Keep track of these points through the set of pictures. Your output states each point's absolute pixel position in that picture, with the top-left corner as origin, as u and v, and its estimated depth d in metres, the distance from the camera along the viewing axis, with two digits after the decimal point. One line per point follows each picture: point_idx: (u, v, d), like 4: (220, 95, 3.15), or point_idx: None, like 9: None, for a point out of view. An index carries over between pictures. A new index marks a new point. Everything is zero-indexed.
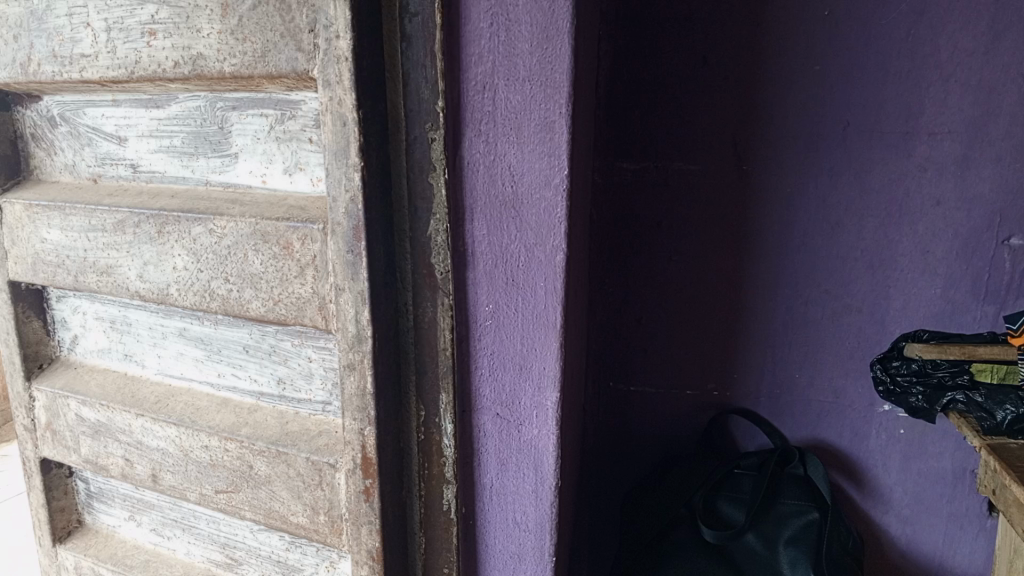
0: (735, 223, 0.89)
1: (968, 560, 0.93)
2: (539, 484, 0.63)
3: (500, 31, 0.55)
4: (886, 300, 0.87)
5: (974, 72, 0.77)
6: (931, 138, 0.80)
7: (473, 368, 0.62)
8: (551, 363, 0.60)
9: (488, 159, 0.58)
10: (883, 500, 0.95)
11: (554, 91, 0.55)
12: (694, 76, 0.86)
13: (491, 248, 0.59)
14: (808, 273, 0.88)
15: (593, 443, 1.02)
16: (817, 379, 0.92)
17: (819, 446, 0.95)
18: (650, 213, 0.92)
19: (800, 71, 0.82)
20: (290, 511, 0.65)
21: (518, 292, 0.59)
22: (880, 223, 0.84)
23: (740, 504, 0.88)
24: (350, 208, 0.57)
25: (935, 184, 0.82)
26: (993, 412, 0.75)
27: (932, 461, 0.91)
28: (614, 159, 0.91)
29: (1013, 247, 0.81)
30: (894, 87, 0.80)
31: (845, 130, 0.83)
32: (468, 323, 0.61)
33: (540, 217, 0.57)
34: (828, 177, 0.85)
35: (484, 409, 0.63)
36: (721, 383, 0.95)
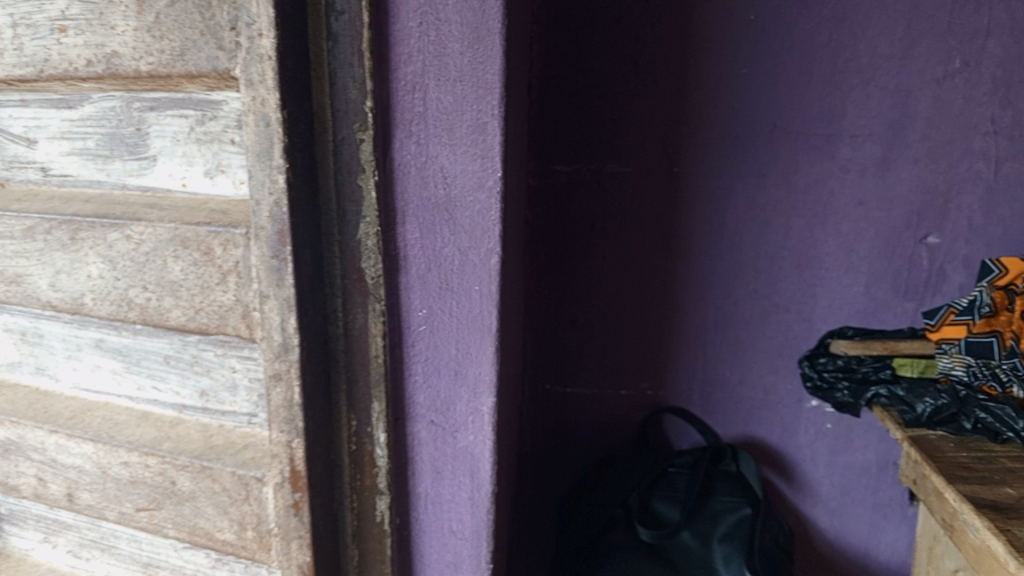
0: (666, 226, 0.95)
1: (891, 546, 1.03)
2: (476, 492, 0.65)
3: (430, 31, 0.55)
4: (813, 297, 0.95)
5: (890, 76, 0.87)
6: (853, 139, 0.89)
7: (406, 376, 0.64)
8: (485, 369, 0.62)
9: (420, 160, 0.58)
10: (813, 493, 1.03)
11: (486, 92, 0.55)
12: (627, 79, 0.91)
13: (424, 252, 0.60)
14: (736, 270, 0.95)
15: (530, 445, 1.06)
16: (748, 376, 0.99)
17: (751, 442, 1.02)
18: (585, 215, 0.96)
19: (727, 75, 0.89)
20: (215, 528, 0.69)
21: (452, 297, 0.61)
22: (806, 223, 0.93)
23: (674, 501, 0.94)
24: (275, 211, 0.57)
25: (857, 184, 0.91)
26: (915, 406, 0.82)
27: (856, 454, 1.00)
28: (549, 160, 0.95)
29: (930, 245, 0.92)
30: (818, 90, 0.88)
31: (771, 132, 0.90)
32: (402, 329, 0.62)
33: (474, 220, 0.58)
34: (755, 178, 0.92)
35: (419, 417, 0.65)
36: (654, 382, 1.01)
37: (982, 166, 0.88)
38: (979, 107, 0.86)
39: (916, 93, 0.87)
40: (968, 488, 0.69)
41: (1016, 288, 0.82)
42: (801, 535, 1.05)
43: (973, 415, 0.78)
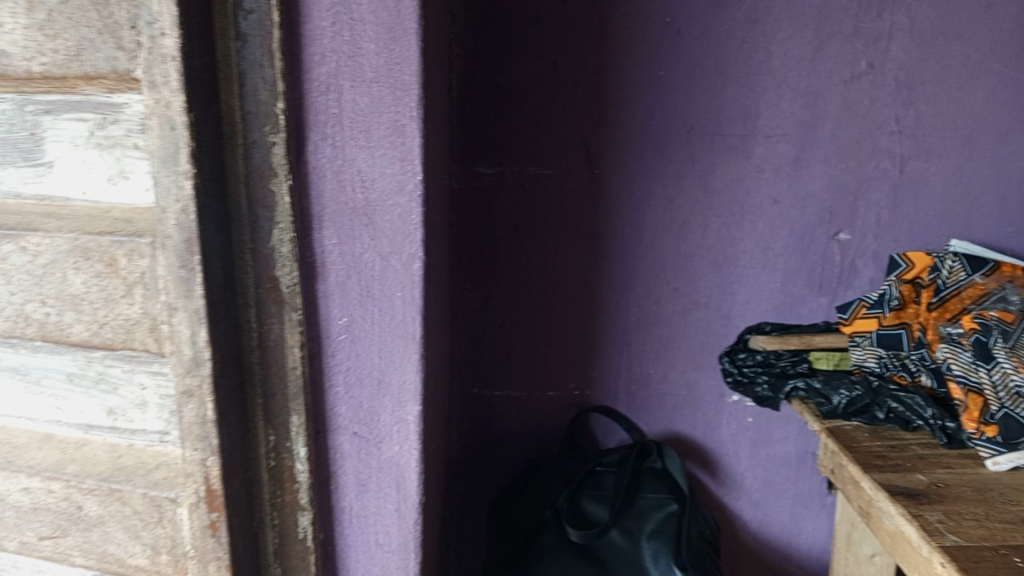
0: (589, 227, 0.95)
1: (811, 533, 1.07)
2: (402, 502, 0.64)
3: (343, 31, 0.54)
4: (732, 294, 0.97)
5: (801, 78, 0.90)
6: (767, 140, 0.92)
7: (327, 387, 0.62)
8: (410, 377, 0.60)
9: (336, 164, 0.56)
10: (736, 487, 1.05)
11: (403, 93, 0.54)
12: (546, 81, 0.91)
13: (343, 258, 0.58)
14: (658, 270, 0.96)
15: (458, 451, 1.04)
16: (671, 374, 1.01)
17: (675, 438, 1.04)
18: (508, 218, 0.95)
19: (645, 77, 0.90)
20: (126, 554, 0.65)
21: (374, 304, 0.59)
22: (723, 222, 0.95)
23: (603, 500, 0.94)
24: (182, 219, 0.54)
25: (771, 184, 0.93)
26: (831, 398, 0.84)
27: (777, 446, 1.03)
28: (470, 163, 0.94)
29: (841, 241, 0.95)
30: (733, 92, 0.90)
31: (689, 133, 0.92)
32: (320, 339, 0.60)
33: (395, 224, 0.57)
34: (674, 179, 0.93)
35: (341, 429, 0.63)
36: (581, 382, 1.01)
37: (888, 164, 0.93)
38: (884, 107, 0.91)
39: (825, 94, 0.90)
40: (883, 476, 0.71)
41: (921, 281, 0.87)
42: (727, 529, 1.07)
43: (885, 405, 0.81)
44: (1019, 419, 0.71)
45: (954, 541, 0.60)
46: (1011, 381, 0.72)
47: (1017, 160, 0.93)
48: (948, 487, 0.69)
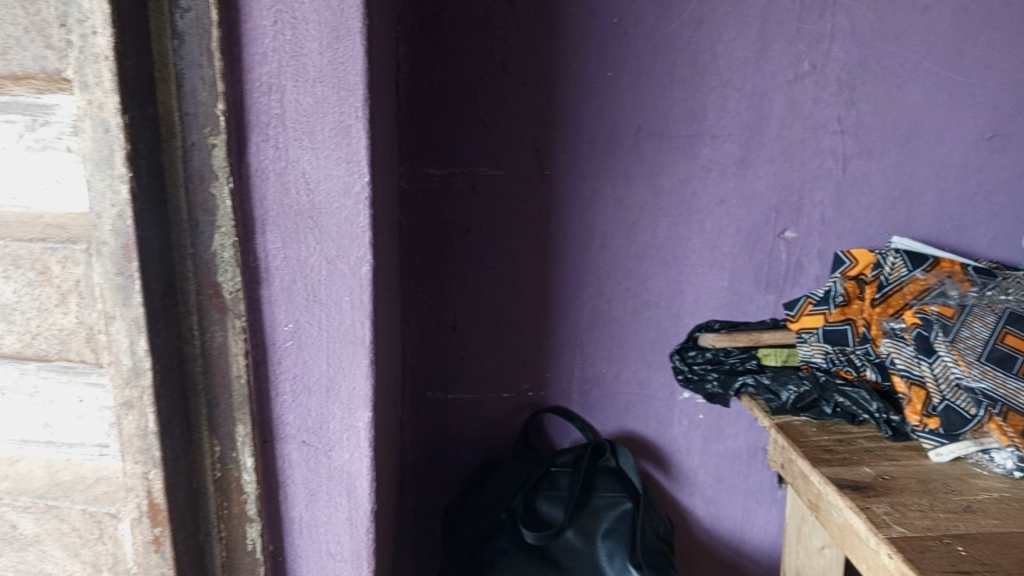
0: (540, 228, 0.95)
1: (762, 527, 1.08)
2: (354, 511, 0.63)
3: (285, 30, 0.52)
4: (681, 293, 0.98)
5: (746, 79, 0.91)
6: (713, 140, 0.93)
7: (273, 396, 0.60)
8: (359, 383, 0.59)
9: (279, 165, 0.55)
10: (689, 483, 1.06)
11: (348, 93, 0.53)
12: (495, 82, 0.90)
13: (288, 263, 0.57)
14: (610, 270, 0.97)
15: (411, 455, 1.03)
16: (624, 373, 1.01)
17: (629, 437, 1.04)
18: (459, 220, 0.94)
19: (594, 77, 0.90)
20: (64, 573, 0.63)
21: (320, 309, 0.58)
22: (672, 222, 0.95)
23: (558, 500, 0.93)
24: (119, 224, 0.52)
25: (718, 184, 0.94)
26: (779, 394, 0.85)
27: (728, 442, 1.04)
28: (420, 164, 0.92)
29: (787, 239, 0.97)
30: (680, 92, 0.91)
31: (637, 134, 0.92)
32: (265, 346, 0.59)
33: (342, 227, 0.56)
34: (624, 179, 0.93)
35: (288, 438, 0.61)
36: (535, 383, 1.01)
37: (832, 164, 0.95)
38: (827, 107, 0.93)
39: (770, 94, 0.92)
40: (831, 470, 0.72)
41: (865, 278, 0.89)
42: (680, 526, 1.08)
43: (831, 399, 0.82)
44: (960, 411, 0.72)
45: (900, 532, 0.61)
46: (951, 374, 0.73)
47: (954, 159, 0.96)
48: (893, 479, 0.70)
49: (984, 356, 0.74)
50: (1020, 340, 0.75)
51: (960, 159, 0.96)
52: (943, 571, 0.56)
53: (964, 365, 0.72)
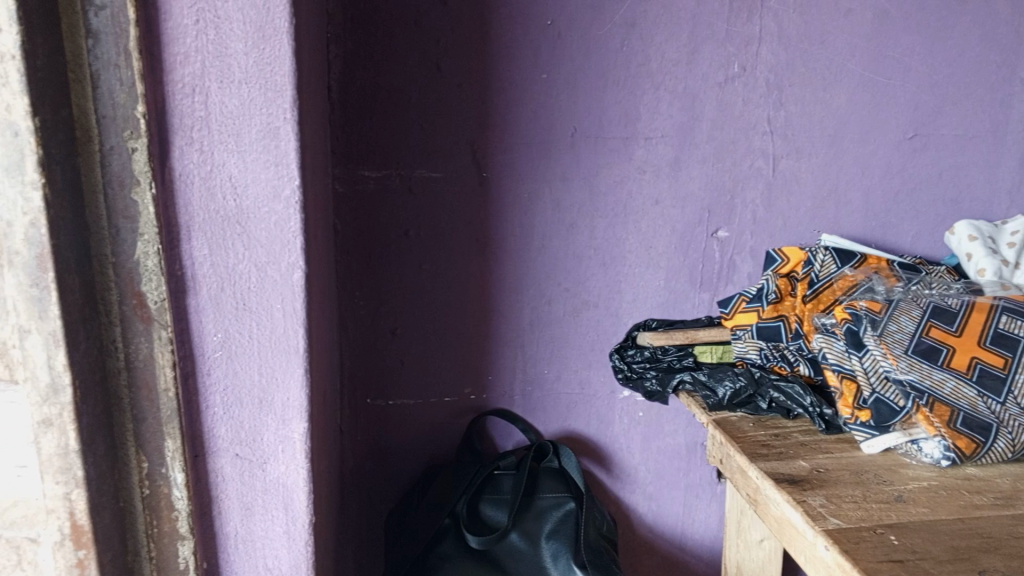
0: (479, 230, 0.94)
1: (704, 521, 1.10)
2: (291, 524, 0.61)
3: (208, 29, 0.51)
4: (619, 293, 0.99)
5: (678, 81, 0.92)
6: (647, 141, 0.94)
7: (202, 408, 0.58)
8: (293, 394, 0.58)
9: (204, 169, 0.53)
10: (631, 481, 1.07)
11: (275, 95, 0.52)
12: (429, 83, 0.88)
13: (216, 271, 0.55)
14: (549, 272, 0.96)
15: (352, 464, 0.99)
16: (565, 373, 1.01)
17: (571, 437, 1.04)
18: (396, 223, 0.92)
19: (529, 79, 0.90)
20: None
21: (251, 318, 0.56)
22: (609, 223, 0.96)
23: (501, 503, 0.92)
24: (32, 233, 0.50)
25: (653, 184, 0.95)
26: (716, 390, 0.86)
27: (668, 439, 1.06)
28: (353, 166, 0.89)
29: (720, 238, 0.99)
30: (614, 94, 0.92)
31: (572, 136, 0.92)
32: (194, 357, 0.57)
33: (271, 232, 0.55)
34: (561, 181, 0.93)
35: (221, 451, 0.59)
36: (477, 387, 0.99)
37: (762, 164, 0.97)
38: (757, 108, 0.94)
39: (701, 96, 0.93)
40: (769, 464, 0.73)
41: (797, 275, 0.91)
42: (624, 525, 1.08)
43: (767, 395, 0.84)
44: (889, 403, 0.73)
45: (836, 524, 0.62)
46: (880, 367, 0.76)
47: (878, 158, 0.99)
48: (828, 471, 0.72)
49: (910, 349, 0.76)
50: (943, 333, 0.78)
51: (884, 158, 0.99)
52: (879, 560, 0.57)
53: (892, 358, 0.75)
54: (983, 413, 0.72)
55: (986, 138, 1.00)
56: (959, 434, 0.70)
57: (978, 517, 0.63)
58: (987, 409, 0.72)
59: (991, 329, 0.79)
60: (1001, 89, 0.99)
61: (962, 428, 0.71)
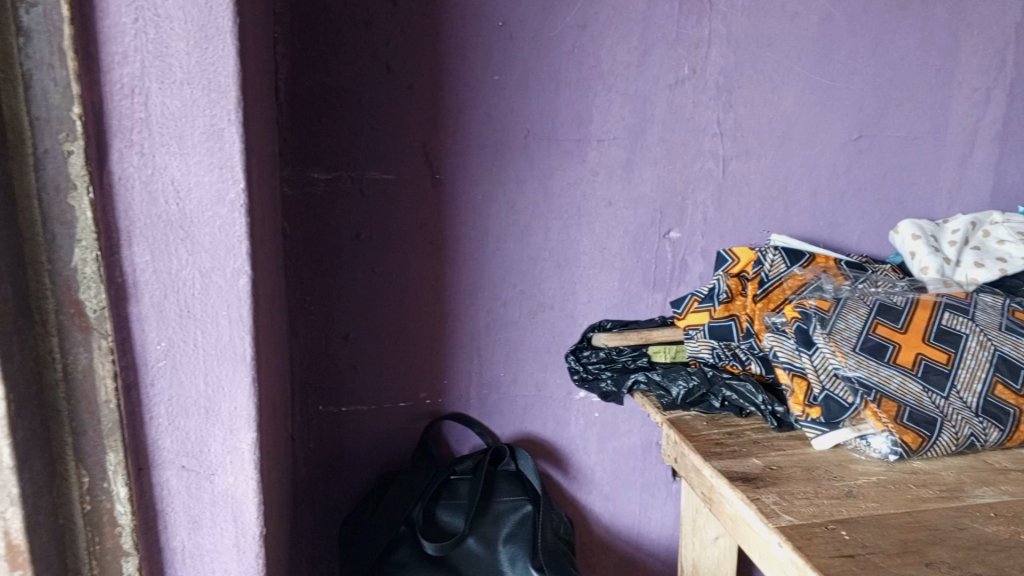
0: (432, 233, 0.93)
1: (659, 520, 1.10)
2: (241, 536, 0.60)
3: (148, 28, 0.50)
4: (574, 295, 0.99)
5: (629, 83, 0.93)
6: (600, 143, 0.94)
7: (146, 420, 0.56)
8: (240, 403, 0.57)
9: (145, 173, 0.52)
10: (588, 482, 1.07)
11: (219, 95, 0.51)
12: (380, 84, 0.87)
13: (158, 277, 0.54)
14: (504, 274, 0.96)
15: (304, 473, 0.97)
16: (521, 375, 1.00)
17: (527, 440, 1.03)
18: (347, 226, 0.90)
19: (481, 80, 0.89)
20: None
21: (195, 326, 0.55)
22: (563, 225, 0.96)
23: (458, 509, 0.91)
24: None
25: (606, 186, 0.96)
26: (670, 390, 0.87)
27: (623, 439, 1.06)
28: (303, 168, 0.87)
29: (672, 239, 0.99)
30: (566, 96, 0.92)
31: (526, 138, 0.92)
32: (136, 367, 0.55)
33: (216, 237, 0.54)
34: (515, 184, 0.93)
35: (166, 464, 0.57)
36: (432, 391, 0.98)
37: (712, 165, 0.98)
38: (706, 111, 0.95)
39: (652, 98, 0.94)
40: (723, 463, 0.74)
41: (747, 275, 0.92)
42: (582, 526, 1.08)
43: (720, 393, 0.85)
44: (838, 399, 0.75)
45: (789, 521, 0.63)
46: (830, 364, 0.77)
47: (825, 158, 1.01)
48: (780, 469, 0.73)
49: (859, 346, 0.77)
50: (890, 330, 0.79)
51: (831, 159, 1.01)
52: (830, 556, 0.57)
53: (841, 355, 0.76)
54: (927, 408, 0.74)
55: (926, 140, 1.03)
56: (906, 429, 0.72)
57: (925, 510, 0.65)
58: (932, 404, 0.74)
59: (934, 325, 0.80)
60: (940, 92, 1.01)
61: (909, 423, 0.72)
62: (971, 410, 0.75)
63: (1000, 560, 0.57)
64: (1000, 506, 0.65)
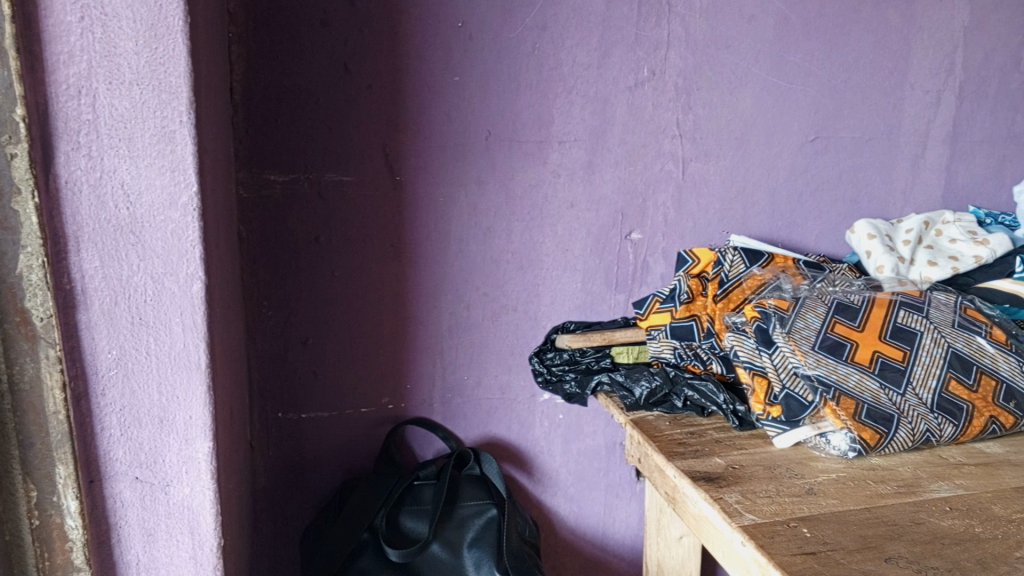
0: (393, 235, 0.92)
1: (624, 520, 1.11)
2: (198, 548, 0.59)
3: (94, 27, 0.48)
4: (537, 297, 0.99)
5: (590, 85, 0.93)
6: (561, 145, 0.94)
7: (97, 431, 0.54)
8: (196, 412, 0.56)
9: (93, 176, 0.50)
10: (552, 484, 1.07)
11: (171, 96, 0.50)
12: (338, 85, 0.86)
13: (109, 284, 0.52)
14: (466, 276, 0.95)
15: (264, 481, 0.95)
16: (484, 378, 1.00)
17: (491, 443, 1.03)
18: (305, 229, 0.89)
19: (441, 81, 0.88)
20: None
21: (148, 333, 0.54)
22: (526, 226, 0.96)
23: (422, 515, 0.90)
24: None
25: (568, 188, 0.96)
26: (633, 390, 0.87)
27: (587, 440, 1.06)
28: (260, 170, 0.86)
29: (634, 240, 1.00)
30: (527, 98, 0.92)
31: (487, 140, 0.92)
32: (86, 376, 0.53)
33: (168, 242, 0.52)
34: (477, 185, 0.93)
35: (119, 476, 0.56)
36: (394, 396, 0.97)
37: (672, 166, 0.98)
38: (666, 112, 0.96)
39: (612, 100, 0.94)
40: (685, 462, 0.74)
41: (707, 275, 0.93)
42: (547, 528, 1.08)
43: (682, 393, 0.85)
44: (799, 398, 0.76)
45: (751, 520, 0.63)
46: (789, 363, 0.77)
47: (782, 159, 1.02)
48: (742, 468, 0.73)
49: (817, 344, 0.78)
50: (847, 328, 0.80)
51: (788, 160, 1.02)
52: (792, 554, 0.58)
53: (800, 354, 0.77)
54: (885, 405, 0.75)
55: (881, 140, 1.05)
56: (864, 426, 0.72)
57: (883, 506, 0.66)
58: (888, 401, 0.75)
59: (890, 323, 0.81)
60: (893, 94, 1.03)
61: (867, 420, 0.73)
62: (926, 406, 0.76)
63: (955, 553, 0.58)
64: (954, 500, 0.67)
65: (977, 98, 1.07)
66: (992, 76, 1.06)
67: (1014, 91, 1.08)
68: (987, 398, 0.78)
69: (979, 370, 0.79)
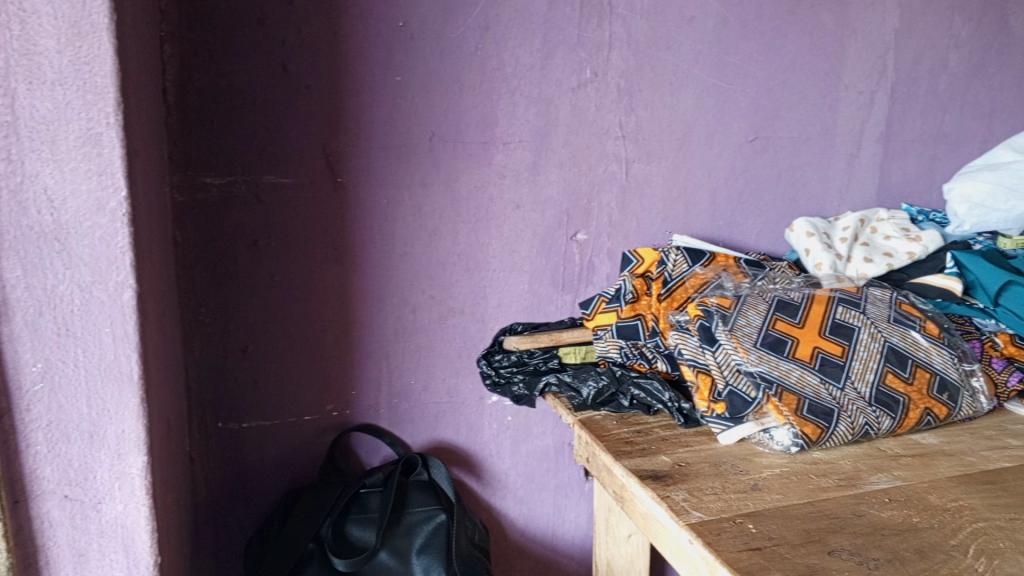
0: (336, 239, 0.90)
1: (573, 519, 1.11)
2: (133, 567, 0.56)
3: (13, 24, 0.46)
4: (483, 298, 0.98)
5: (533, 85, 0.93)
6: (506, 146, 0.94)
7: (22, 448, 0.52)
8: (129, 425, 0.54)
9: (13, 180, 0.48)
10: (502, 486, 1.06)
11: (96, 97, 0.48)
12: (276, 85, 0.84)
13: (32, 295, 0.50)
14: (412, 279, 0.94)
15: (204, 494, 0.92)
16: (432, 382, 0.99)
17: (440, 447, 1.02)
18: (244, 233, 0.86)
19: (383, 82, 0.87)
20: None
21: (75, 344, 0.51)
22: (472, 228, 0.95)
23: (370, 523, 0.88)
24: None
25: (513, 189, 0.95)
26: (580, 390, 0.87)
27: (536, 441, 1.06)
28: (194, 173, 0.83)
29: (579, 241, 1.00)
30: (470, 98, 0.91)
31: (431, 141, 0.91)
32: (10, 392, 0.50)
33: (96, 249, 0.50)
34: (421, 186, 0.92)
35: (47, 494, 0.53)
36: (339, 402, 0.96)
37: (616, 167, 0.99)
38: (609, 113, 0.96)
39: (556, 101, 0.94)
40: (633, 461, 0.74)
41: (651, 275, 0.95)
42: (497, 531, 1.07)
43: (629, 392, 0.86)
44: (742, 394, 0.76)
45: (699, 517, 0.63)
46: (732, 360, 0.78)
47: (723, 160, 1.03)
48: (689, 465, 0.74)
49: (759, 342, 0.79)
50: (788, 325, 0.82)
51: (729, 160, 1.04)
52: (739, 550, 0.58)
53: (742, 351, 0.78)
54: (825, 400, 0.76)
55: (818, 140, 1.07)
56: (806, 421, 0.73)
57: (826, 499, 0.67)
58: (828, 395, 0.77)
59: (829, 319, 0.83)
60: (829, 95, 1.06)
61: (808, 415, 0.74)
62: (865, 400, 0.78)
63: (895, 544, 0.60)
64: (893, 491, 0.68)
65: (908, 99, 1.10)
66: (921, 77, 1.10)
67: (942, 92, 1.12)
68: (921, 390, 0.80)
69: (913, 364, 0.81)
